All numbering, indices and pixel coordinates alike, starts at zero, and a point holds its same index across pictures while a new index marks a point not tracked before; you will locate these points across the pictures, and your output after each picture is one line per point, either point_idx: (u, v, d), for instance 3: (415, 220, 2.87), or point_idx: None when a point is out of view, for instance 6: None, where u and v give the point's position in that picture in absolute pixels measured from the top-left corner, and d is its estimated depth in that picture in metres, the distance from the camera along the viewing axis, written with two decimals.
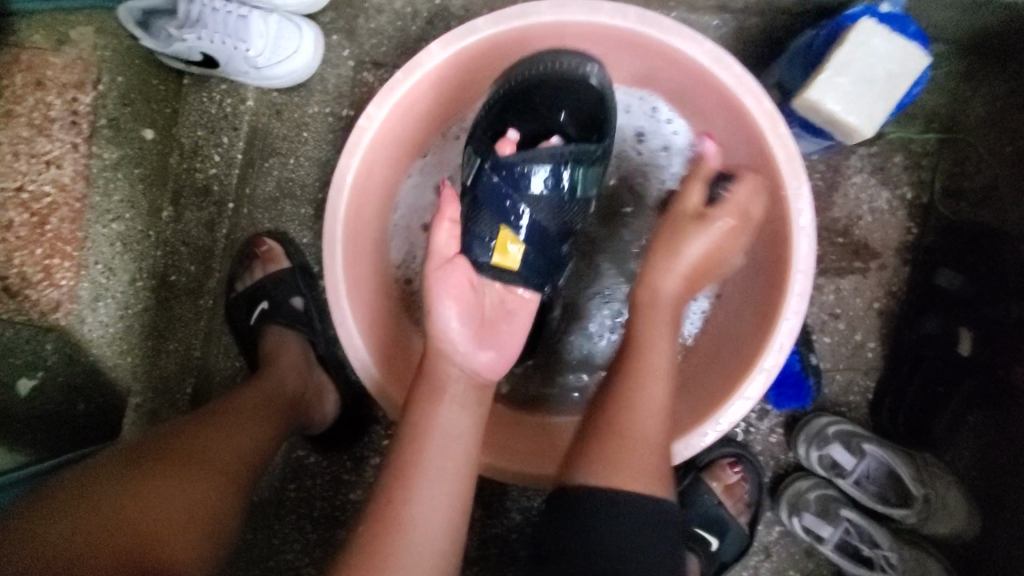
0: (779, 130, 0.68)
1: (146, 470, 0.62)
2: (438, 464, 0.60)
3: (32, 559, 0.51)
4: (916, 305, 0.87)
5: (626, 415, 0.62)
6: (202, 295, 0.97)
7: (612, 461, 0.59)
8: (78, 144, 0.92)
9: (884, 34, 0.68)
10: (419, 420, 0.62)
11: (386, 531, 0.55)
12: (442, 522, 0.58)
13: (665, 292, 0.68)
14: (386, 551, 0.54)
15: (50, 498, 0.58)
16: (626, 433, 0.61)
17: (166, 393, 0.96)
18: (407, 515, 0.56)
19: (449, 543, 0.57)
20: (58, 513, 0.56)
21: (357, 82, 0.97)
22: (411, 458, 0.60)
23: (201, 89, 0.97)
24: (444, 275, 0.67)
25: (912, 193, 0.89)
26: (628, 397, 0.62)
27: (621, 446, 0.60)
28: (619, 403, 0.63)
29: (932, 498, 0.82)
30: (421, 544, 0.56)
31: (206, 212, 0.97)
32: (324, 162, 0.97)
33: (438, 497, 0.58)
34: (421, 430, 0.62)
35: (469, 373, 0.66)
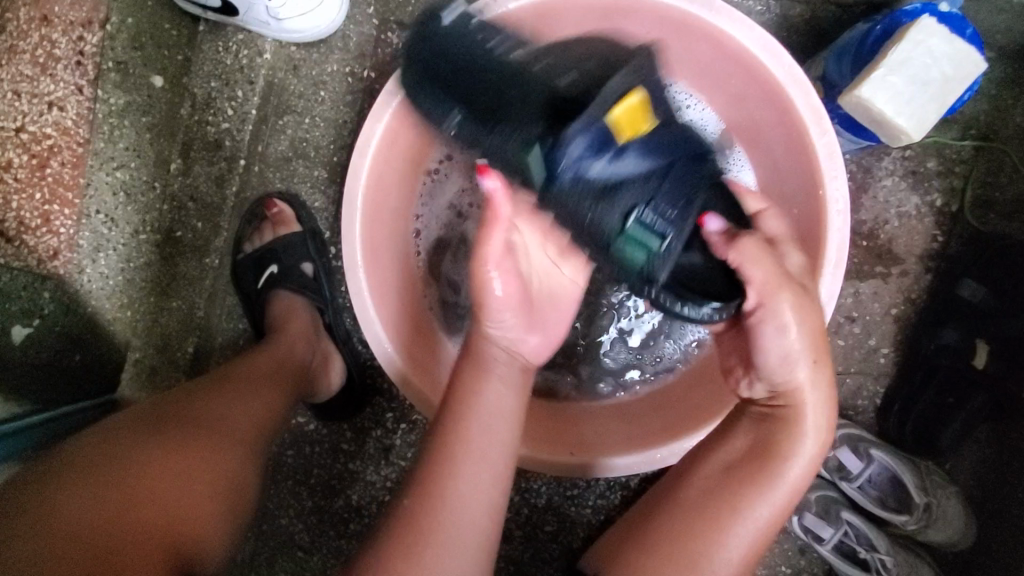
0: (823, 127, 0.67)
1: (166, 447, 0.60)
2: (489, 442, 0.59)
3: (60, 529, 0.50)
4: (935, 314, 0.86)
5: (712, 544, 0.57)
6: (209, 254, 0.93)
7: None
8: (82, 86, 0.88)
9: (943, 34, 0.65)
10: (468, 394, 0.61)
11: (432, 509, 0.55)
12: (486, 503, 0.57)
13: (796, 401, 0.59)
14: (429, 553, 0.53)
15: (70, 473, 0.54)
16: (696, 564, 0.57)
17: (166, 351, 0.94)
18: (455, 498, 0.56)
19: (496, 519, 0.58)
20: (83, 492, 0.53)
21: (380, 42, 0.93)
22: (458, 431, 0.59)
23: (217, 36, 0.91)
24: (499, 237, 0.62)
25: (942, 200, 0.87)
26: (716, 521, 0.58)
27: (690, 567, 0.57)
28: (706, 535, 0.58)
29: (933, 507, 0.82)
30: (467, 522, 0.55)
31: (216, 168, 0.92)
32: (341, 125, 0.94)
33: (486, 476, 0.58)
34: (470, 403, 0.61)
35: (519, 356, 0.67)
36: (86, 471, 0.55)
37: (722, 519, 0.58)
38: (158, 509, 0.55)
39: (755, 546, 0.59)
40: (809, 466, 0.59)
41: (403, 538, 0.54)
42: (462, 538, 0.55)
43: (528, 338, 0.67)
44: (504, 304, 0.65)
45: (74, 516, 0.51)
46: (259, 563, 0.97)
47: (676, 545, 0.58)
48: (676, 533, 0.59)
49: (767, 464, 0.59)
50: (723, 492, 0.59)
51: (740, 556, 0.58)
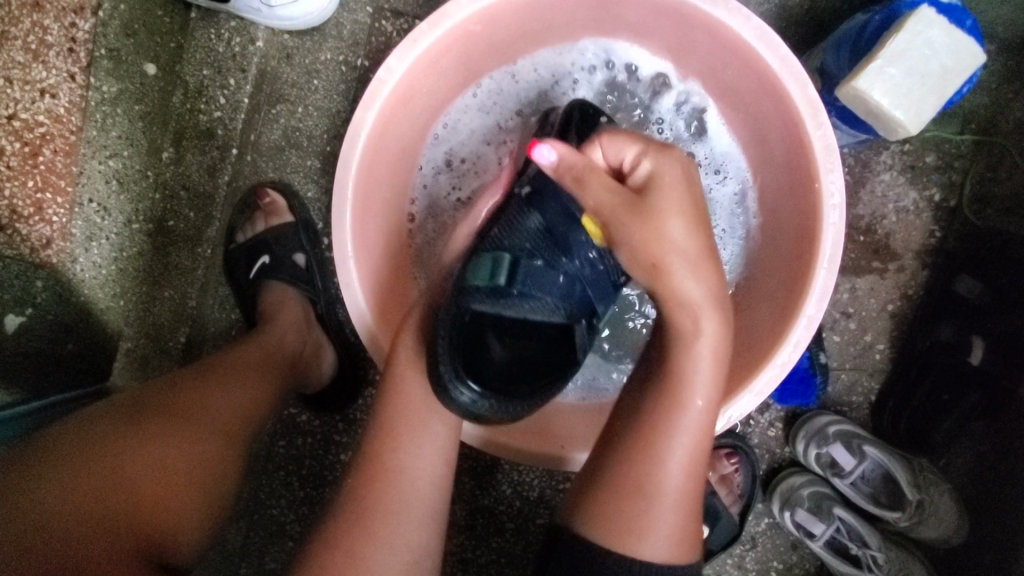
0: (819, 119, 0.66)
1: (139, 436, 0.59)
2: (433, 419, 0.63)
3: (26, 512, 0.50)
4: (932, 310, 0.85)
5: (646, 461, 0.59)
6: (201, 244, 0.93)
7: (592, 509, 0.60)
8: (75, 74, 0.86)
9: (942, 25, 0.64)
10: (403, 378, 0.64)
11: (390, 491, 0.60)
12: (431, 489, 0.62)
13: (689, 296, 0.57)
14: (378, 522, 0.59)
15: (42, 459, 0.55)
16: (653, 493, 0.59)
17: (158, 340, 0.93)
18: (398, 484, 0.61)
19: (439, 494, 0.63)
20: (51, 479, 0.53)
21: (374, 31, 0.92)
22: (400, 418, 0.64)
23: (210, 24, 0.90)
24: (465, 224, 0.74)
25: (941, 194, 0.87)
26: (654, 448, 0.59)
27: (632, 500, 0.59)
28: (643, 459, 0.59)
29: (925, 504, 0.82)
30: (412, 507, 0.60)
31: (208, 157, 0.91)
32: (335, 114, 0.93)
33: (433, 456, 0.63)
34: (404, 388, 0.64)
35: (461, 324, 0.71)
36: (60, 457, 0.55)
37: (656, 456, 0.59)
38: (127, 498, 0.55)
39: (697, 453, 0.60)
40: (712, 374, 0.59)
41: (352, 510, 0.60)
42: (403, 514, 0.60)
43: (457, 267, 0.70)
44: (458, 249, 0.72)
45: (37, 506, 0.51)
46: (250, 554, 0.97)
47: (618, 492, 0.59)
48: (621, 463, 0.60)
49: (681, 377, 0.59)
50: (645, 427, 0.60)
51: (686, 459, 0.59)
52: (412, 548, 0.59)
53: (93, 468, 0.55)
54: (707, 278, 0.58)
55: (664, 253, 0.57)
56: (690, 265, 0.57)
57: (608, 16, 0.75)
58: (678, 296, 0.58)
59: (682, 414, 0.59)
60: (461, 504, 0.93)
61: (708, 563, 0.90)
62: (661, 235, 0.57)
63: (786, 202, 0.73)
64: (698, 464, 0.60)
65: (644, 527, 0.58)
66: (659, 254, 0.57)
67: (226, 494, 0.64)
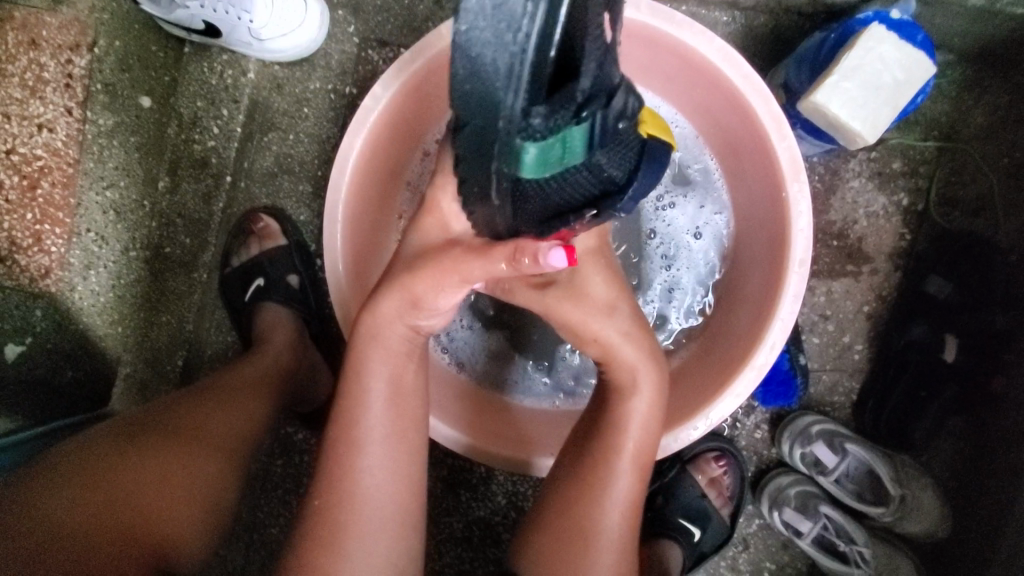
0: (785, 133, 0.69)
1: (140, 457, 0.61)
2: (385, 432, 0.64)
3: (34, 534, 0.52)
4: (905, 310, 0.89)
5: (592, 490, 0.64)
6: (197, 269, 0.98)
7: (549, 545, 0.66)
8: (72, 108, 0.84)
9: (893, 42, 0.68)
10: (360, 382, 0.64)
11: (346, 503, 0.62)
12: (395, 488, 0.64)
13: (613, 342, 0.66)
14: (350, 536, 0.61)
15: (47, 484, 0.56)
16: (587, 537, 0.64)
17: (156, 363, 0.96)
18: (359, 487, 0.63)
19: (408, 491, 0.65)
20: (57, 503, 0.55)
21: (361, 60, 0.96)
22: (348, 423, 0.64)
23: (203, 57, 0.95)
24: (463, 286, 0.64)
25: (908, 199, 0.90)
26: (589, 498, 0.64)
27: (589, 539, 0.64)
28: (581, 490, 0.65)
29: (908, 498, 0.84)
30: (375, 508, 0.62)
31: (203, 185, 0.96)
32: (325, 140, 0.97)
33: (387, 455, 0.64)
34: (360, 392, 0.64)
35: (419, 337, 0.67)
36: (67, 481, 0.57)
37: (597, 498, 0.64)
38: (130, 518, 0.57)
39: (629, 503, 0.65)
40: (648, 414, 0.65)
41: (323, 518, 0.62)
42: (371, 517, 0.62)
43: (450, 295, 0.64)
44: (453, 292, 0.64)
45: (46, 529, 0.53)
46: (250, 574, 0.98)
47: (552, 537, 0.66)
48: (561, 513, 0.66)
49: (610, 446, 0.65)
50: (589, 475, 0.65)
51: (626, 489, 0.65)
52: (384, 550, 0.62)
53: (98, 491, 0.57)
54: (630, 327, 0.67)
55: (603, 319, 0.66)
56: (629, 335, 0.66)
57: None
58: (597, 338, 0.67)
59: (622, 444, 0.64)
60: (458, 516, 0.95)
61: (702, 566, 0.92)
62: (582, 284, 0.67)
63: (759, 209, 0.76)
64: (636, 486, 0.65)
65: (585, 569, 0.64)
66: (576, 295, 0.67)
67: (224, 510, 0.66)
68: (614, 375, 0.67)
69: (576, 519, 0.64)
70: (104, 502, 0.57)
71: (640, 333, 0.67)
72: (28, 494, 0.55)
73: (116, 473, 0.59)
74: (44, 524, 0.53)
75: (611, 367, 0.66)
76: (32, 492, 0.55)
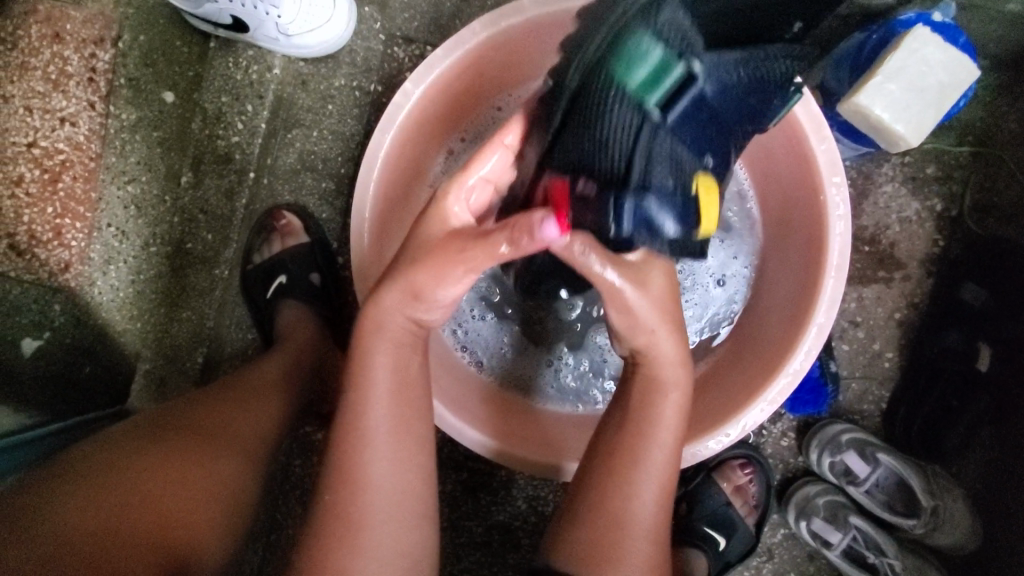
0: (824, 135, 0.68)
1: (152, 458, 0.60)
2: (397, 427, 0.62)
3: (47, 531, 0.51)
4: (938, 318, 0.87)
5: (626, 487, 0.64)
6: (218, 266, 0.93)
7: (588, 542, 0.64)
8: (95, 103, 0.89)
9: (938, 43, 0.67)
10: (367, 374, 0.62)
11: (351, 496, 0.60)
12: (411, 487, 0.62)
13: (653, 343, 0.65)
14: (368, 539, 0.59)
15: (63, 481, 0.56)
16: (623, 523, 0.64)
17: (175, 360, 0.93)
18: (379, 486, 0.60)
19: (424, 491, 0.63)
20: (72, 500, 0.54)
21: (387, 57, 0.95)
22: (360, 423, 0.61)
23: (228, 53, 0.92)
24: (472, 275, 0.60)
25: (941, 205, 0.89)
26: (628, 487, 0.64)
27: (622, 536, 0.64)
28: (619, 485, 0.64)
29: (940, 510, 0.82)
30: (390, 510, 0.60)
31: (226, 181, 0.92)
32: (349, 137, 0.96)
33: (399, 452, 0.61)
34: (370, 386, 0.61)
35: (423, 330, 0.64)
36: (82, 478, 0.56)
37: (633, 489, 0.64)
38: (147, 516, 0.56)
39: (664, 499, 0.65)
40: (678, 413, 0.65)
41: (337, 521, 0.59)
42: (384, 520, 0.60)
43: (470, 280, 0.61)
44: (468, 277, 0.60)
45: (60, 525, 0.52)
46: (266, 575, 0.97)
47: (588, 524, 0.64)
48: (595, 508, 0.64)
49: (647, 437, 0.64)
50: (620, 465, 0.64)
51: (658, 487, 0.65)
52: (407, 552, 0.60)
53: (114, 488, 0.56)
54: (669, 316, 0.64)
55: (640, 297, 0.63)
56: (669, 330, 0.65)
57: None
58: (641, 332, 0.65)
59: (655, 442, 0.64)
60: (477, 520, 0.93)
61: None
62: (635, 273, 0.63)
63: (793, 214, 0.75)
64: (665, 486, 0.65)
65: (622, 559, 0.63)
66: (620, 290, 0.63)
67: (242, 513, 0.64)
68: (650, 373, 0.66)
69: (614, 515, 0.64)
70: (114, 503, 0.55)
71: (677, 327, 0.65)
72: (44, 490, 0.55)
73: (131, 470, 0.58)
74: (54, 528, 0.51)
75: (647, 363, 0.66)
76: (42, 497, 0.54)
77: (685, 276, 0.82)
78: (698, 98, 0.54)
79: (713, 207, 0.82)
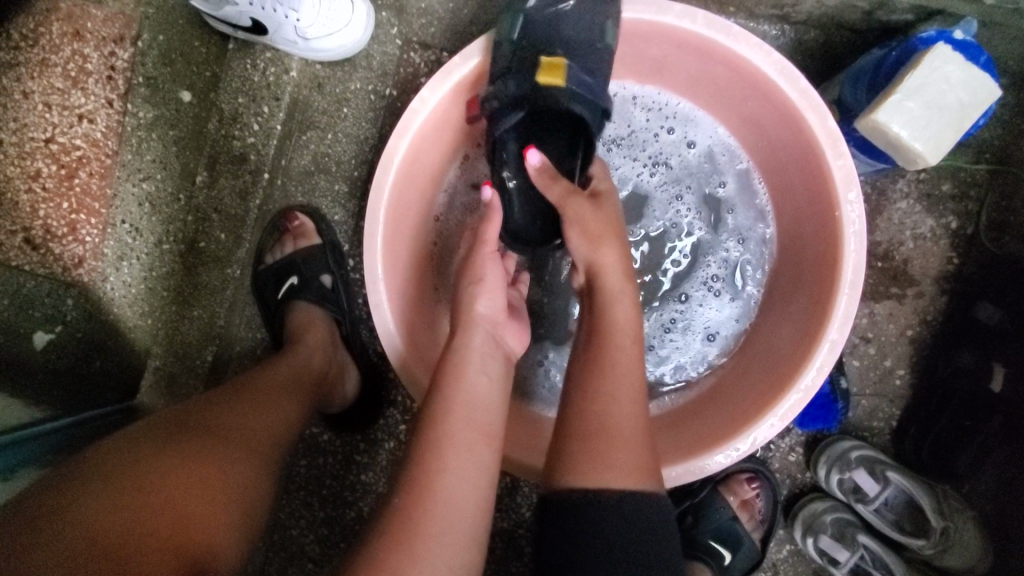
0: (840, 150, 0.68)
1: (176, 458, 0.59)
2: (475, 443, 0.59)
3: (68, 533, 0.50)
4: (951, 337, 0.86)
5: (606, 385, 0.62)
6: (230, 265, 0.94)
7: (577, 449, 0.59)
8: (112, 101, 0.89)
9: (959, 62, 0.66)
10: (448, 396, 0.61)
11: (423, 504, 0.53)
12: (476, 503, 0.55)
13: (605, 263, 0.69)
14: (427, 547, 0.50)
15: (79, 484, 0.55)
16: (609, 431, 0.59)
17: (186, 359, 0.94)
18: (443, 489, 0.54)
19: (480, 508, 0.55)
20: (90, 501, 0.53)
21: (403, 62, 0.95)
22: (437, 435, 0.58)
23: (245, 54, 0.92)
24: (491, 280, 0.71)
25: (957, 222, 0.88)
26: (598, 388, 0.62)
27: (607, 442, 0.59)
28: (599, 388, 0.62)
29: (950, 531, 0.81)
30: (455, 524, 0.53)
31: (241, 181, 0.93)
32: (363, 141, 0.96)
33: (470, 466, 0.57)
34: (450, 404, 0.60)
35: (499, 346, 0.69)
36: (99, 480, 0.56)
37: (609, 393, 0.61)
38: (166, 517, 0.55)
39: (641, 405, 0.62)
40: (633, 316, 0.67)
41: (392, 531, 0.51)
42: (447, 530, 0.52)
43: (484, 299, 0.70)
44: (490, 288, 0.71)
45: (79, 527, 0.51)
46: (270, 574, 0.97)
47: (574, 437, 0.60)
48: (577, 417, 0.61)
49: (609, 345, 0.64)
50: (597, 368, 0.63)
51: (635, 395, 0.62)
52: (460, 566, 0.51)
53: (131, 491, 0.55)
54: (616, 249, 0.69)
55: (604, 248, 0.69)
56: (616, 243, 0.70)
57: (634, 51, 0.79)
58: (594, 254, 0.69)
59: (621, 337, 0.65)
60: None
61: None
62: (597, 249, 0.69)
63: (806, 227, 0.75)
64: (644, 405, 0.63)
65: (607, 466, 0.58)
66: (601, 243, 0.69)
67: (256, 518, 0.63)
68: (601, 288, 0.68)
69: (592, 415, 0.60)
70: (136, 502, 0.54)
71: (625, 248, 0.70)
72: (61, 494, 0.54)
73: (148, 472, 0.57)
74: (81, 525, 0.51)
75: (606, 282, 0.68)
76: (66, 495, 0.54)
77: (682, 317, 0.84)
78: (593, 43, 0.74)
79: (736, 270, 0.83)
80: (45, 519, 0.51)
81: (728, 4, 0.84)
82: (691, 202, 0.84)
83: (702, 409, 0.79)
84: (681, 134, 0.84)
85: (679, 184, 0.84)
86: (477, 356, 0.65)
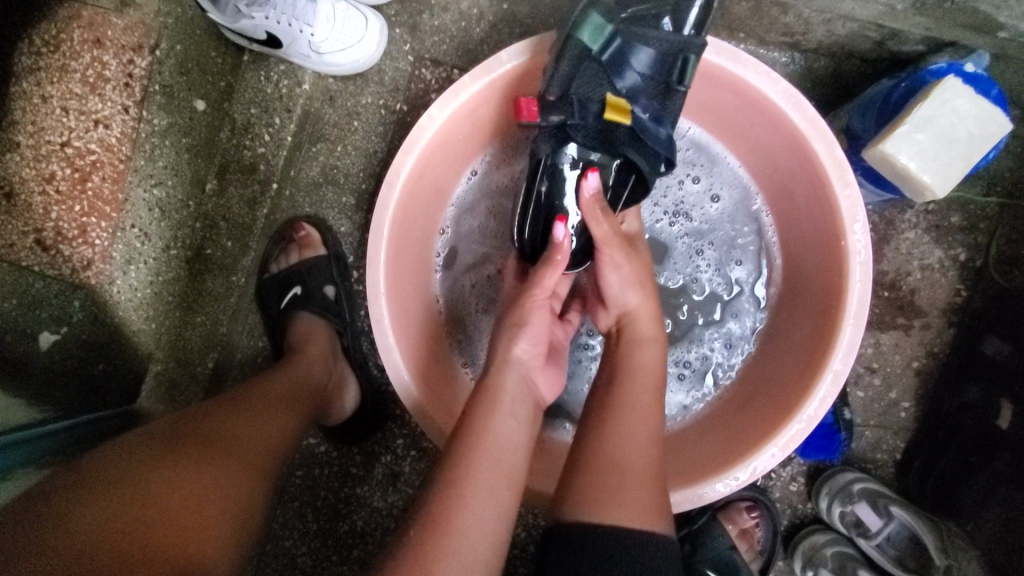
0: (846, 179, 0.67)
1: (178, 467, 0.59)
2: (498, 479, 0.57)
3: (63, 540, 0.49)
4: (958, 371, 0.85)
5: (623, 420, 0.63)
6: (235, 274, 0.97)
7: (587, 486, 0.58)
8: (129, 107, 0.88)
9: (969, 95, 0.66)
10: (477, 432, 0.60)
11: (440, 539, 0.51)
12: (490, 538, 0.53)
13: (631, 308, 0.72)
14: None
15: (78, 490, 0.55)
16: (619, 466, 0.59)
17: (187, 364, 0.96)
18: (459, 525, 0.52)
19: (498, 546, 0.54)
20: (87, 509, 0.53)
21: (415, 78, 0.96)
22: (462, 471, 0.56)
23: (260, 66, 0.94)
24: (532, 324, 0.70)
25: (965, 254, 0.87)
26: (611, 422, 0.63)
27: (619, 482, 0.58)
28: (614, 419, 0.63)
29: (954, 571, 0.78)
30: (466, 556, 0.51)
31: (249, 190, 0.95)
32: (372, 154, 0.97)
33: (490, 505, 0.55)
34: (479, 441, 0.59)
35: (529, 386, 0.67)
36: (99, 487, 0.55)
37: (625, 429, 0.62)
38: (161, 527, 0.54)
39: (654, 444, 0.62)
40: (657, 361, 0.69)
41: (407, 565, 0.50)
42: (460, 564, 0.50)
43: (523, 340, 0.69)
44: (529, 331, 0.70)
45: (74, 533, 0.50)
46: None
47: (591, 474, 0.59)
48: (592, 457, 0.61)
49: (630, 382, 0.66)
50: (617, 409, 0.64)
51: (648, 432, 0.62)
52: None
53: (129, 499, 0.55)
54: (638, 290, 0.73)
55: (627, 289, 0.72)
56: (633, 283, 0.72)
57: None
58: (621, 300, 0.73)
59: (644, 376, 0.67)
60: None
61: None
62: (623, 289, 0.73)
63: (810, 255, 0.75)
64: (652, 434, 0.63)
65: (616, 500, 0.57)
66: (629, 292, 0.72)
67: (249, 533, 0.62)
68: (631, 334, 0.70)
69: (610, 455, 0.60)
70: (133, 511, 0.54)
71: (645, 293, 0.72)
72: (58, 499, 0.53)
73: (146, 481, 0.57)
74: (78, 531, 0.51)
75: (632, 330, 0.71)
76: (65, 500, 0.53)
77: None
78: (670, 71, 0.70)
79: (706, 372, 0.83)
80: (42, 524, 0.51)
81: (739, 30, 0.84)
82: (712, 258, 0.83)
83: (702, 436, 0.78)
84: (704, 183, 0.84)
85: (701, 239, 0.83)
86: (507, 397, 0.64)
